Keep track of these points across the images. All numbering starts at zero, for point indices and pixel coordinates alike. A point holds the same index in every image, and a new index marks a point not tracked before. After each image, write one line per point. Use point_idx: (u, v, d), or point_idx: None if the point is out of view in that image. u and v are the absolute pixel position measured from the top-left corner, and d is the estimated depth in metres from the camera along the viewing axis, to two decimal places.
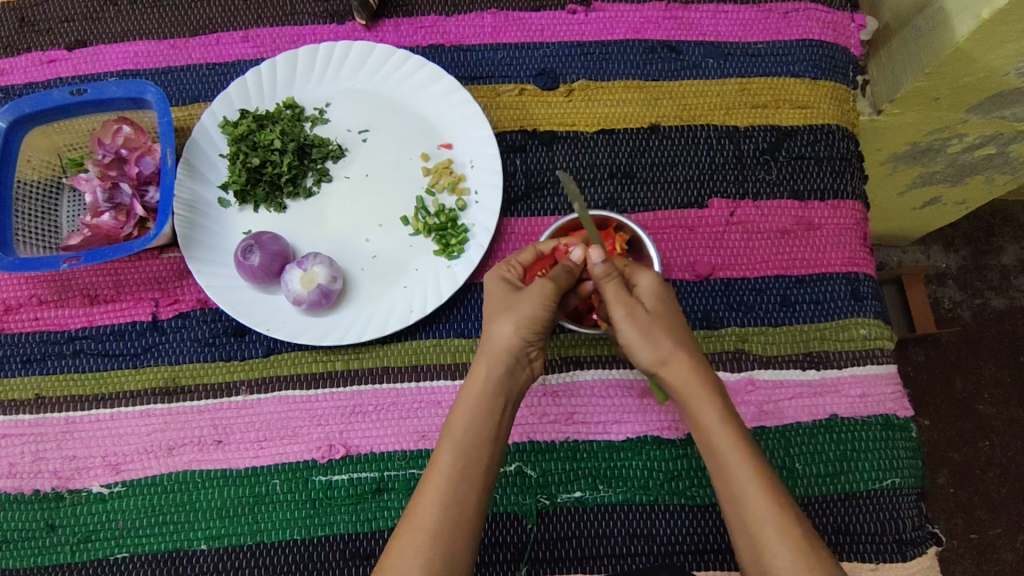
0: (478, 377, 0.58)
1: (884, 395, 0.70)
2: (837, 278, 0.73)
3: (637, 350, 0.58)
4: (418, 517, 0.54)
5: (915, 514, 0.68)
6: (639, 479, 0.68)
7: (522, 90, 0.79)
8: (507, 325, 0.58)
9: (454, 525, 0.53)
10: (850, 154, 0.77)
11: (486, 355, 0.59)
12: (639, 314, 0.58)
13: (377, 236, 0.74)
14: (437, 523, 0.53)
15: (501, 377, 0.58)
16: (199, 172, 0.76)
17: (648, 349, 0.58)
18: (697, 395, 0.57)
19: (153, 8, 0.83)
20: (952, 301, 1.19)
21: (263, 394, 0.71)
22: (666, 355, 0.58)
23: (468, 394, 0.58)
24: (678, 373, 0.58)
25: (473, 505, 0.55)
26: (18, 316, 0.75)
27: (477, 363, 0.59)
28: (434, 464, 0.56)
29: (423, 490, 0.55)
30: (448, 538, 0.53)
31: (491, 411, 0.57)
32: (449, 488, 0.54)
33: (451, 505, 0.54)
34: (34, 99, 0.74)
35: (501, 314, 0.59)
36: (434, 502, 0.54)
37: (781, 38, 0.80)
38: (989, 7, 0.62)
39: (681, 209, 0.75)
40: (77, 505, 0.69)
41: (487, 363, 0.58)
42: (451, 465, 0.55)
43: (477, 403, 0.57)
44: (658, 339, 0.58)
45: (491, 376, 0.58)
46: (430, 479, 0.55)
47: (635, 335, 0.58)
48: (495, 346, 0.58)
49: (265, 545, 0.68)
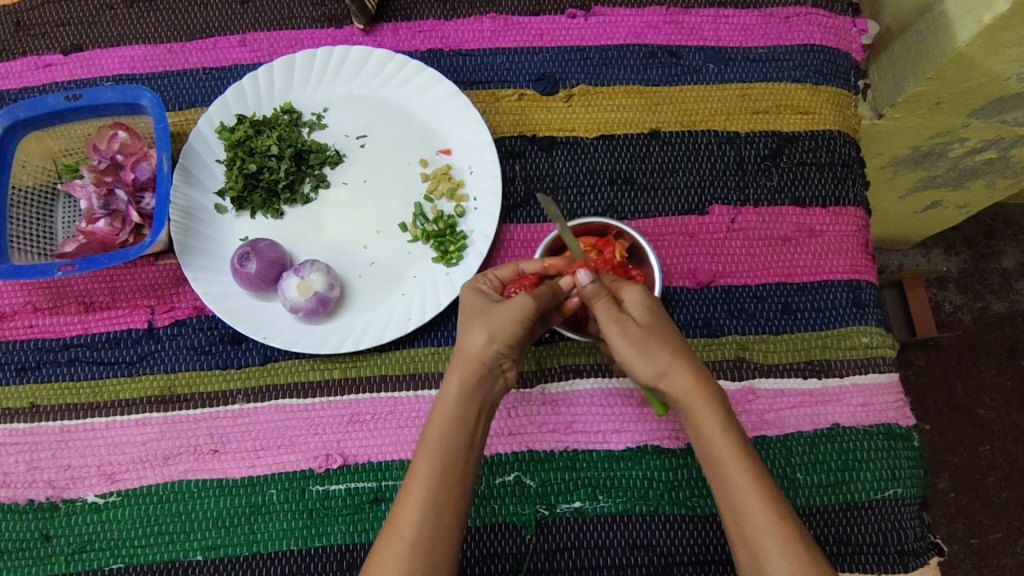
0: (451, 386, 0.56)
1: (886, 404, 0.69)
2: (838, 286, 0.73)
3: (633, 363, 0.56)
4: (398, 527, 0.52)
5: (917, 525, 0.67)
6: (639, 489, 0.67)
7: (521, 95, 0.78)
8: (479, 335, 0.56)
9: (432, 535, 0.52)
10: (852, 161, 0.76)
11: (461, 365, 0.56)
12: (631, 328, 0.56)
13: (374, 242, 0.74)
14: (417, 533, 0.52)
15: (477, 386, 0.56)
16: (194, 178, 0.75)
17: (644, 362, 0.55)
18: (697, 404, 0.55)
19: (149, 11, 0.83)
20: (952, 305, 1.19)
21: (259, 403, 0.71)
22: (664, 367, 0.55)
23: (443, 403, 0.56)
24: (677, 383, 0.55)
25: (451, 514, 0.53)
26: (12, 323, 0.74)
27: (449, 374, 0.57)
28: (414, 472, 0.54)
29: (403, 500, 0.54)
30: (427, 549, 0.51)
31: (465, 419, 0.55)
32: (429, 498, 0.53)
33: (430, 515, 0.52)
34: (29, 104, 0.73)
35: (472, 322, 0.58)
36: (414, 511, 0.52)
37: (782, 43, 0.79)
38: (991, 12, 0.62)
39: (681, 216, 0.75)
40: (71, 515, 0.69)
41: (461, 371, 0.56)
42: (430, 474, 0.53)
43: (454, 412, 0.55)
44: (655, 351, 0.55)
45: (465, 384, 0.56)
46: (408, 488, 0.54)
47: (630, 348, 0.55)
48: (468, 354, 0.56)
49: (261, 557, 0.67)
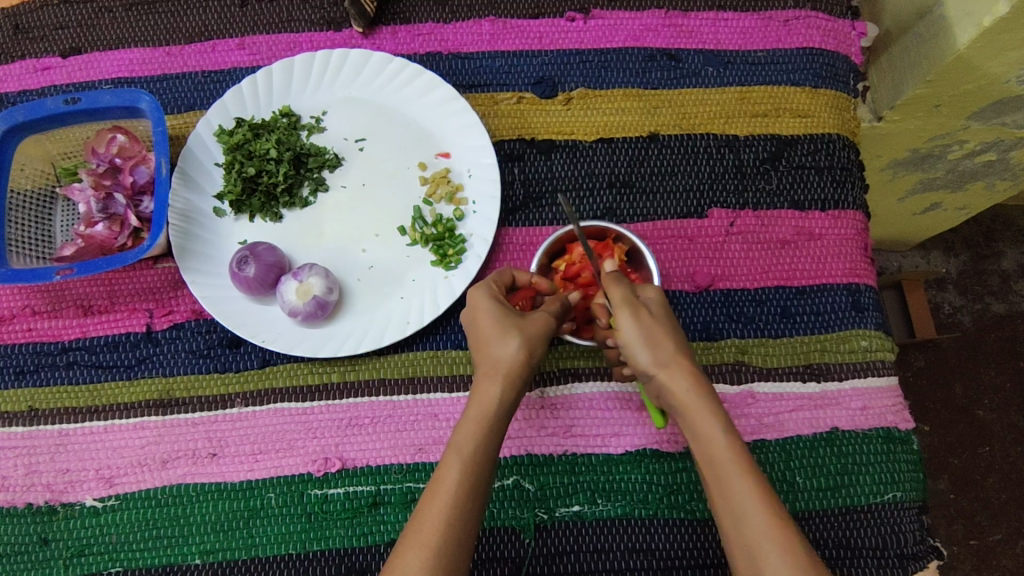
0: (485, 395, 0.56)
1: (885, 408, 0.69)
2: (838, 289, 0.73)
3: (637, 352, 0.56)
4: (421, 532, 0.52)
5: (917, 528, 0.67)
6: (638, 493, 0.67)
7: (520, 98, 0.78)
8: (514, 347, 0.57)
9: (457, 542, 0.52)
10: (851, 164, 0.76)
11: (497, 375, 0.57)
12: (645, 317, 0.57)
13: (373, 246, 0.73)
14: (441, 540, 0.51)
15: (507, 398, 0.57)
16: (193, 181, 0.75)
17: (648, 352, 0.56)
18: (695, 402, 0.55)
19: (148, 14, 0.83)
20: (951, 306, 1.19)
21: (257, 407, 0.70)
22: (664, 361, 0.56)
23: (475, 411, 0.56)
24: (677, 381, 0.56)
25: (476, 524, 0.53)
26: (12, 327, 0.74)
27: (482, 383, 0.57)
28: (441, 478, 0.54)
29: (428, 504, 0.53)
30: (450, 556, 0.51)
31: (497, 428, 0.55)
32: (457, 505, 0.52)
33: (458, 522, 0.52)
34: (28, 107, 0.73)
35: (508, 331, 0.57)
36: (440, 519, 0.52)
37: (781, 46, 0.79)
38: (991, 15, 0.62)
39: (681, 219, 0.75)
40: (70, 519, 0.69)
41: (493, 383, 0.56)
42: (460, 484, 0.53)
43: (486, 420, 0.55)
44: (659, 343, 0.56)
45: (501, 395, 0.56)
46: (435, 493, 0.53)
47: (638, 335, 0.56)
48: (504, 366, 0.56)
49: (260, 560, 0.67)
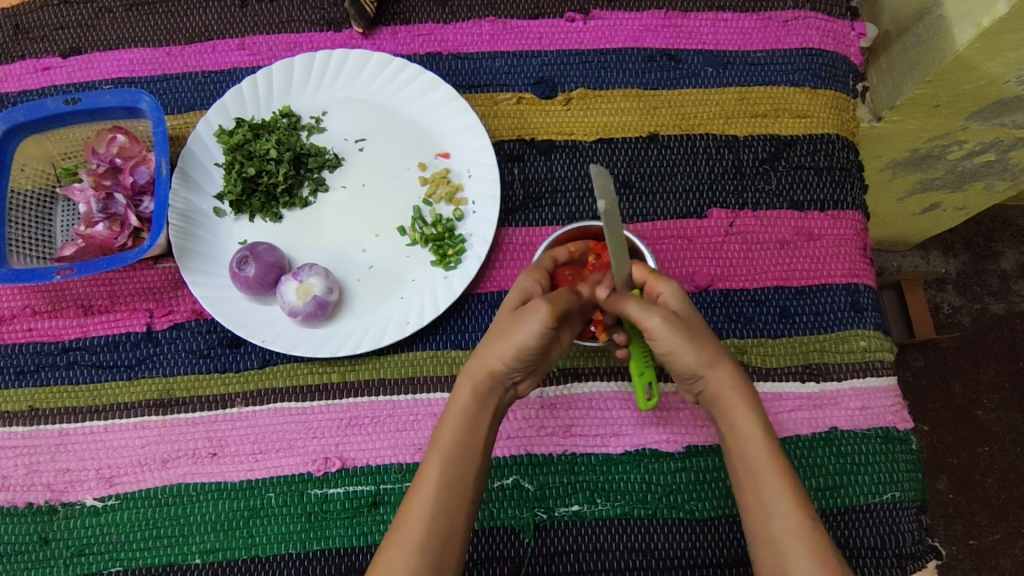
0: (464, 394, 0.56)
1: (884, 408, 0.70)
2: (836, 289, 0.73)
3: (681, 353, 0.55)
4: (405, 528, 0.52)
5: (916, 527, 0.67)
6: (637, 492, 0.67)
7: (520, 99, 0.78)
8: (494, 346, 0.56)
9: (439, 537, 0.52)
10: (850, 164, 0.76)
11: (474, 374, 0.56)
12: (672, 318, 0.55)
13: (372, 246, 0.74)
14: (424, 536, 0.52)
15: (487, 396, 0.56)
16: (193, 181, 0.75)
17: (691, 352, 0.55)
18: (738, 403, 0.56)
19: (148, 14, 0.83)
20: (951, 306, 1.19)
21: (257, 407, 0.71)
22: (708, 361, 0.56)
23: (454, 410, 0.56)
24: (721, 380, 0.56)
25: (461, 518, 0.53)
26: (12, 327, 0.74)
27: (461, 383, 0.57)
28: (423, 476, 0.54)
29: (412, 501, 0.54)
30: (434, 551, 0.51)
31: (477, 426, 0.55)
32: (438, 501, 0.53)
33: (439, 517, 0.52)
34: (28, 107, 0.73)
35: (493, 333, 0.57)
36: (422, 515, 0.52)
37: (780, 47, 0.79)
38: (990, 16, 0.62)
39: (680, 219, 0.75)
40: (71, 519, 0.69)
41: (471, 382, 0.56)
42: (439, 481, 0.53)
43: (464, 419, 0.55)
44: (703, 344, 0.56)
45: (477, 394, 0.56)
46: (418, 491, 0.54)
47: (677, 339, 0.55)
48: (483, 365, 0.56)
49: (259, 560, 0.67)
